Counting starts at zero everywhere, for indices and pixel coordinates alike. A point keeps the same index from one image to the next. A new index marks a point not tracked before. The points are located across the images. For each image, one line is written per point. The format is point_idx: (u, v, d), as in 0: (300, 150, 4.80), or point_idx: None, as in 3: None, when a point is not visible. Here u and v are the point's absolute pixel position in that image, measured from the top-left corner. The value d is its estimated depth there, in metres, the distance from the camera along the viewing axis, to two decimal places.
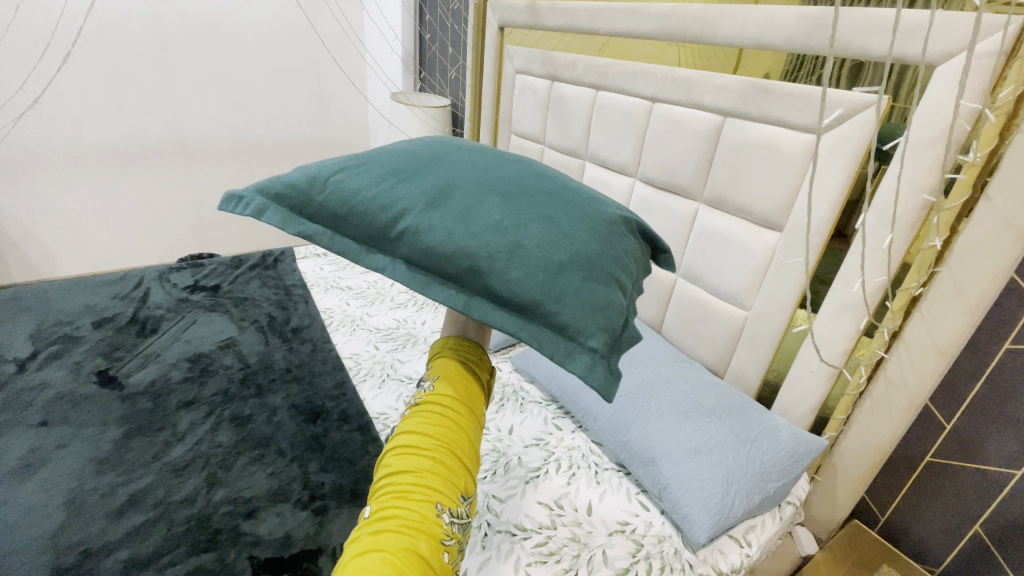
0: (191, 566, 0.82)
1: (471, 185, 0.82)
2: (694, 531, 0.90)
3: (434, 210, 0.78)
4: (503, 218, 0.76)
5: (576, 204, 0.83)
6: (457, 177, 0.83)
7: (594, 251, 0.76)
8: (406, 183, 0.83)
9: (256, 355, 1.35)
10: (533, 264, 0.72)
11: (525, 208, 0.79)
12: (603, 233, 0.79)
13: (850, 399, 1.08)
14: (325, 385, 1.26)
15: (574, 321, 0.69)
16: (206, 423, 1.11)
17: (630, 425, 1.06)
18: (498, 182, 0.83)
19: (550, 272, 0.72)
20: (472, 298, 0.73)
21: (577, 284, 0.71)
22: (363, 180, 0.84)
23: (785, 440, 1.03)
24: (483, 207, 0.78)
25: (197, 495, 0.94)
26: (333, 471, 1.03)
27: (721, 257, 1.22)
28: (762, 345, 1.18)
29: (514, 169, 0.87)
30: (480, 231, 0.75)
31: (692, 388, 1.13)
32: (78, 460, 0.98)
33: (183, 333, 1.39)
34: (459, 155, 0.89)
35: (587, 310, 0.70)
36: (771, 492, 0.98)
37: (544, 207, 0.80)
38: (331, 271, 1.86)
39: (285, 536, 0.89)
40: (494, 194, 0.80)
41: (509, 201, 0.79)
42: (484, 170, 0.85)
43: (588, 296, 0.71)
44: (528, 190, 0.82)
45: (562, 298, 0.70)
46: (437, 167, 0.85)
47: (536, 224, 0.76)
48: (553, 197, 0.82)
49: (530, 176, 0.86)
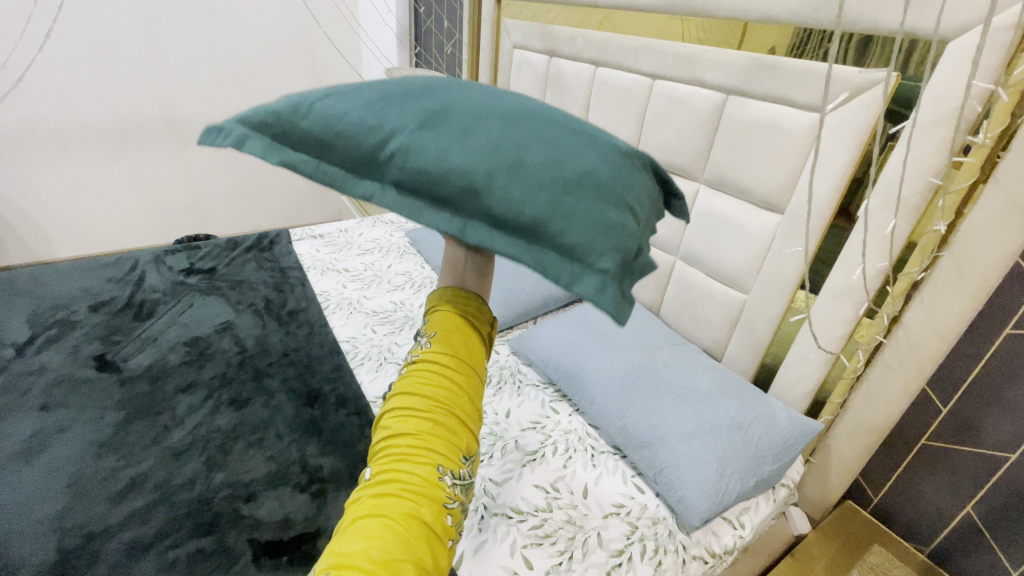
0: (193, 548, 0.83)
1: (467, 100, 0.68)
2: (688, 513, 0.91)
3: (421, 123, 0.65)
4: (507, 131, 0.64)
5: (585, 127, 0.71)
6: (450, 91, 0.69)
7: (607, 173, 0.65)
8: (386, 102, 0.68)
9: (253, 338, 1.35)
10: (536, 180, 0.61)
11: (529, 125, 0.66)
12: (618, 156, 0.69)
13: (847, 382, 1.07)
14: (323, 368, 1.27)
15: (583, 242, 0.59)
16: (205, 406, 1.12)
17: (626, 409, 1.06)
18: (496, 99, 0.69)
19: (558, 189, 0.61)
20: (468, 222, 0.61)
21: (588, 203, 0.61)
22: (334, 96, 0.69)
23: (780, 423, 1.03)
24: (479, 118, 0.65)
25: (197, 478, 0.95)
26: (331, 453, 1.04)
27: (721, 240, 1.20)
28: (760, 328, 1.18)
29: (514, 90, 0.75)
30: (478, 145, 0.62)
31: (690, 372, 1.12)
32: (79, 445, 0.99)
33: (179, 317, 1.40)
34: (450, 71, 0.76)
35: (600, 231, 0.60)
36: (766, 475, 0.98)
37: (550, 127, 0.67)
38: (327, 252, 1.84)
39: (284, 518, 0.90)
40: (494, 105, 0.67)
41: (510, 115, 0.67)
42: (481, 86, 0.73)
43: (600, 214, 0.61)
44: (531, 105, 0.70)
45: (571, 218, 0.60)
46: (426, 81, 0.72)
47: (541, 142, 0.65)
48: (561, 115, 0.71)
49: (532, 98, 0.73)
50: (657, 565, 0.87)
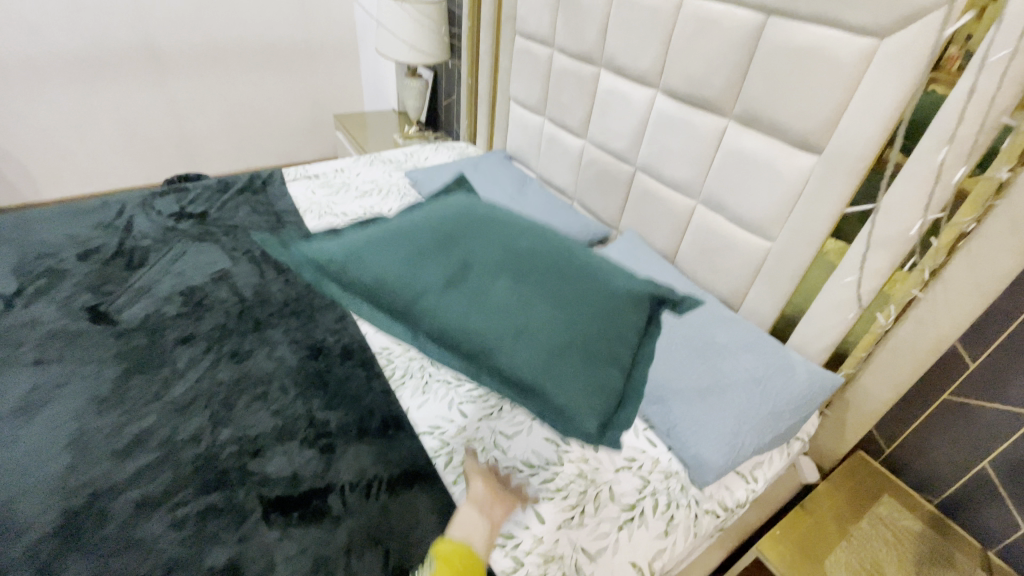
0: (202, 505, 0.82)
1: (488, 263, 1.11)
2: (702, 469, 0.90)
3: (452, 290, 1.07)
4: (515, 301, 1.03)
5: (580, 283, 1.06)
6: (474, 258, 1.12)
7: (592, 333, 0.98)
8: (430, 261, 1.13)
9: (251, 288, 1.29)
10: (536, 347, 0.97)
11: (532, 282, 1.06)
12: (600, 311, 1.01)
13: (872, 337, 1.02)
14: (326, 319, 1.22)
15: (571, 402, 0.92)
16: (205, 359, 1.09)
17: (640, 363, 1.02)
18: (511, 263, 1.10)
19: (554, 356, 0.96)
20: (484, 375, 1.01)
21: (574, 370, 0.94)
22: (402, 256, 1.14)
23: (799, 378, 1.00)
24: (497, 283, 1.06)
25: (202, 434, 0.93)
26: (338, 408, 1.01)
27: (749, 183, 1.11)
28: (784, 278, 1.11)
29: (528, 240, 1.16)
30: (495, 299, 1.03)
31: (707, 323, 1.07)
32: (79, 400, 0.97)
33: (172, 266, 1.34)
34: (475, 228, 1.21)
35: (585, 393, 0.93)
36: (782, 430, 0.95)
37: (553, 287, 1.05)
38: (324, 194, 1.74)
39: (293, 474, 0.88)
40: (505, 273, 1.08)
41: (518, 284, 1.06)
42: (500, 247, 1.15)
43: (586, 379, 0.94)
44: (535, 268, 1.09)
45: (562, 385, 0.93)
46: (459, 244, 1.16)
47: (542, 305, 1.01)
48: (556, 257, 1.13)
49: (536, 251, 1.13)
50: (669, 521, 0.87)
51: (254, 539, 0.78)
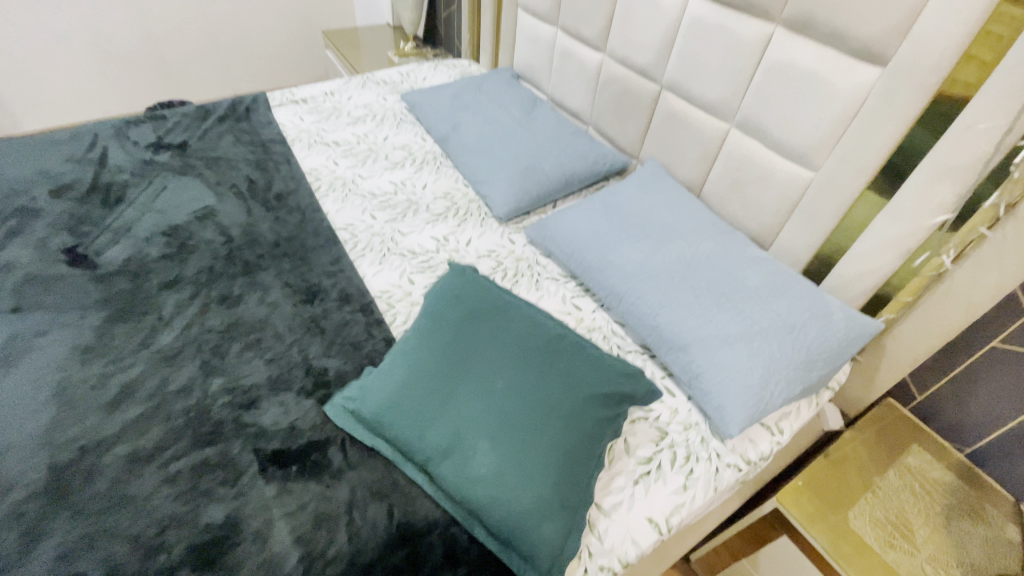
0: (197, 459, 0.78)
1: (479, 410, 0.79)
2: (725, 422, 0.83)
3: (451, 444, 0.77)
4: (490, 474, 0.74)
5: (574, 427, 0.77)
6: (468, 398, 0.80)
7: (564, 489, 0.73)
8: (416, 390, 0.83)
9: (239, 227, 1.20)
10: (497, 501, 0.73)
11: (513, 455, 0.75)
12: (579, 452, 0.76)
13: (922, 280, 0.91)
14: (321, 261, 1.13)
15: (529, 547, 0.70)
16: (193, 305, 1.02)
17: (661, 308, 0.94)
18: (504, 407, 0.79)
19: (516, 508, 0.72)
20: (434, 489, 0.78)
21: (538, 526, 0.71)
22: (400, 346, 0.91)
23: (836, 324, 0.91)
24: (478, 453, 0.76)
25: (193, 385, 0.88)
26: (336, 356, 0.95)
27: (794, 103, 0.97)
28: (825, 213, 1.00)
29: (534, 375, 0.82)
30: (470, 490, 0.74)
31: (736, 265, 0.98)
32: (60, 350, 0.91)
33: (152, 203, 1.23)
34: (485, 334, 0.87)
35: (546, 540, 0.70)
36: (814, 380, 0.88)
37: (538, 448, 0.75)
38: (313, 121, 1.58)
39: (291, 427, 0.83)
40: (491, 435, 0.77)
41: (501, 450, 0.75)
42: (497, 371, 0.82)
43: (550, 529, 0.71)
44: (522, 424, 0.77)
45: (521, 532, 0.71)
46: (457, 394, 0.81)
47: (515, 474, 0.74)
48: (550, 414, 0.78)
49: (545, 389, 0.80)
50: (688, 474, 0.82)
51: (252, 494, 0.75)
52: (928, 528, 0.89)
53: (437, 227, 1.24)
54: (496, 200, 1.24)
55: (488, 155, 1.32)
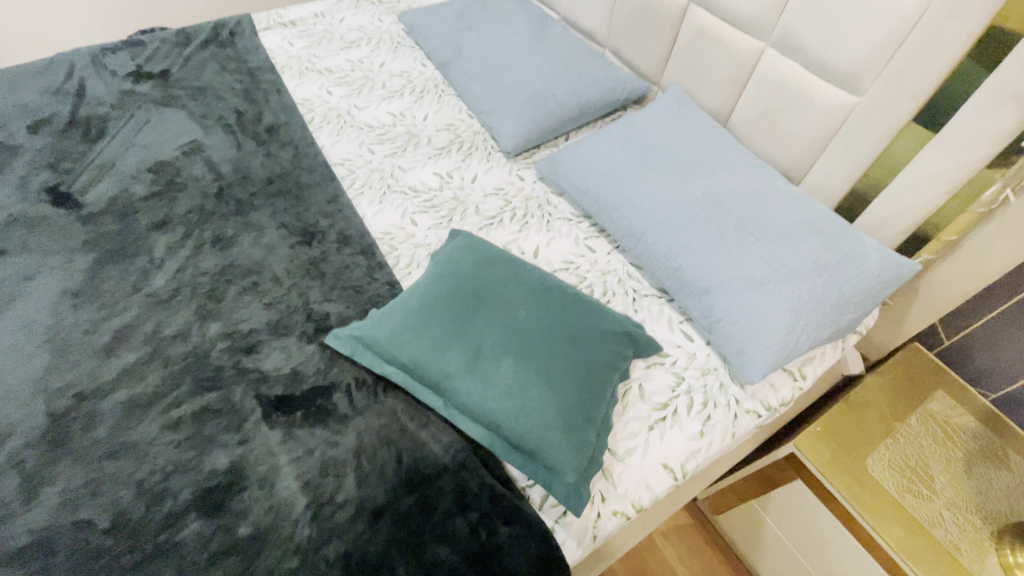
0: (198, 406, 0.75)
1: (504, 333, 0.77)
2: (746, 367, 0.79)
3: (475, 367, 0.75)
4: (515, 390, 0.72)
5: (596, 351, 0.77)
6: (492, 323, 0.79)
7: (589, 404, 0.73)
8: (436, 314, 0.80)
9: (229, 163, 1.12)
10: (524, 415, 0.71)
11: (541, 370, 0.74)
12: (603, 372, 0.76)
13: (970, 218, 0.84)
14: (317, 200, 1.06)
15: (554, 458, 0.69)
16: (185, 247, 0.96)
17: (683, 249, 0.88)
18: (529, 331, 0.78)
19: (543, 422, 0.70)
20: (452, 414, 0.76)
21: (565, 436, 0.69)
22: (412, 283, 0.87)
23: (871, 267, 0.84)
24: (501, 372, 0.74)
25: (190, 330, 0.84)
26: (338, 300, 0.91)
27: (842, 15, 0.85)
28: (867, 144, 0.91)
29: (556, 305, 0.81)
30: (495, 406, 0.72)
31: (765, 203, 0.90)
32: (50, 294, 0.87)
33: (135, 138, 1.15)
34: (501, 268, 0.86)
35: (574, 450, 0.69)
36: (843, 325, 0.83)
37: (563, 366, 0.74)
38: (303, 47, 1.45)
39: (294, 372, 0.80)
40: (514, 352, 0.75)
41: (525, 367, 0.74)
42: (518, 300, 0.82)
43: (578, 440, 0.70)
44: (546, 346, 0.76)
45: (548, 444, 0.69)
46: (476, 317, 0.79)
47: (543, 389, 0.72)
48: (573, 339, 0.77)
49: (568, 317, 0.80)
50: (705, 420, 0.79)
51: (256, 441, 0.72)
52: (949, 475, 0.87)
53: (440, 162, 1.15)
54: (503, 132, 1.14)
55: (494, 81, 1.21)
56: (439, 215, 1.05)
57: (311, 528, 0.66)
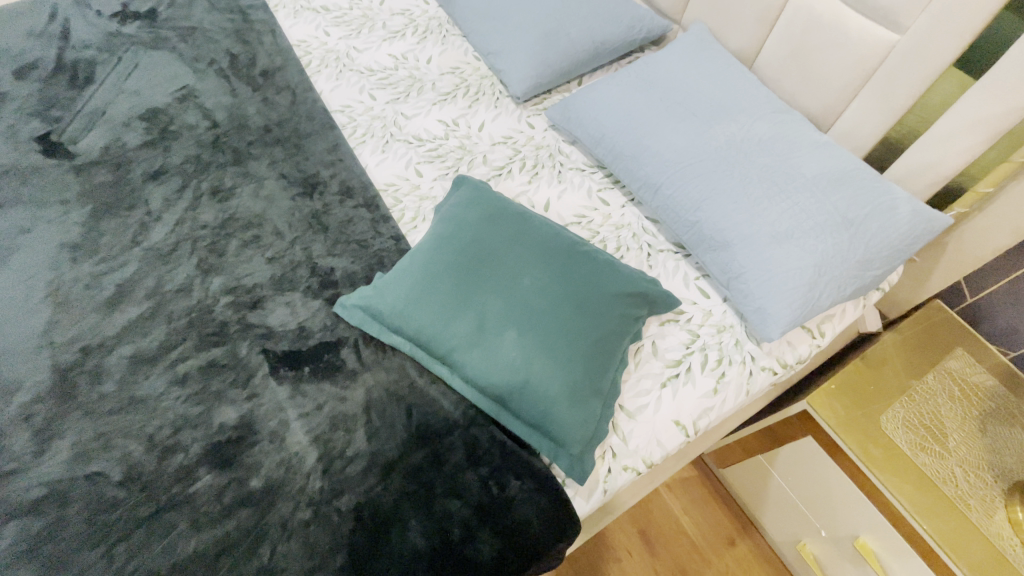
0: (204, 361, 0.74)
1: (509, 303, 0.74)
2: (765, 324, 0.77)
3: (480, 339, 0.73)
4: (518, 363, 0.70)
5: (605, 320, 0.74)
6: (496, 292, 0.75)
7: (596, 377, 0.71)
8: (439, 283, 0.77)
9: (224, 110, 1.06)
10: (529, 391, 0.69)
11: (546, 344, 0.71)
12: (612, 342, 0.73)
13: (1008, 169, 0.78)
14: (317, 149, 1.02)
15: (560, 432, 0.68)
16: (183, 198, 0.93)
17: (702, 203, 0.83)
18: (535, 300, 0.74)
19: (548, 398, 0.69)
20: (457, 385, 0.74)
21: (571, 412, 0.68)
22: (414, 246, 0.84)
23: (901, 218, 0.80)
24: (506, 345, 0.72)
25: (192, 285, 0.82)
26: (342, 255, 0.88)
27: None
28: (904, 88, 0.84)
29: (565, 270, 0.77)
30: (498, 376, 0.70)
31: (791, 153, 0.85)
32: (48, 248, 0.85)
33: (125, 83, 1.09)
34: (508, 230, 0.82)
35: (579, 424, 0.68)
36: (867, 281, 0.80)
37: (570, 339, 0.72)
38: None
39: (300, 328, 0.79)
40: (519, 323, 0.73)
41: (530, 337, 0.72)
42: (525, 266, 0.78)
43: (583, 415, 0.69)
44: (553, 316, 0.73)
45: (554, 418, 0.68)
46: (481, 285, 0.76)
47: (549, 363, 0.70)
48: (581, 308, 0.74)
49: (576, 283, 0.76)
50: (719, 377, 0.77)
51: (264, 396, 0.72)
52: (963, 432, 0.87)
53: (445, 109, 1.09)
54: (511, 76, 1.07)
55: (502, 19, 1.13)
56: (445, 166, 1.00)
57: (322, 482, 0.66)
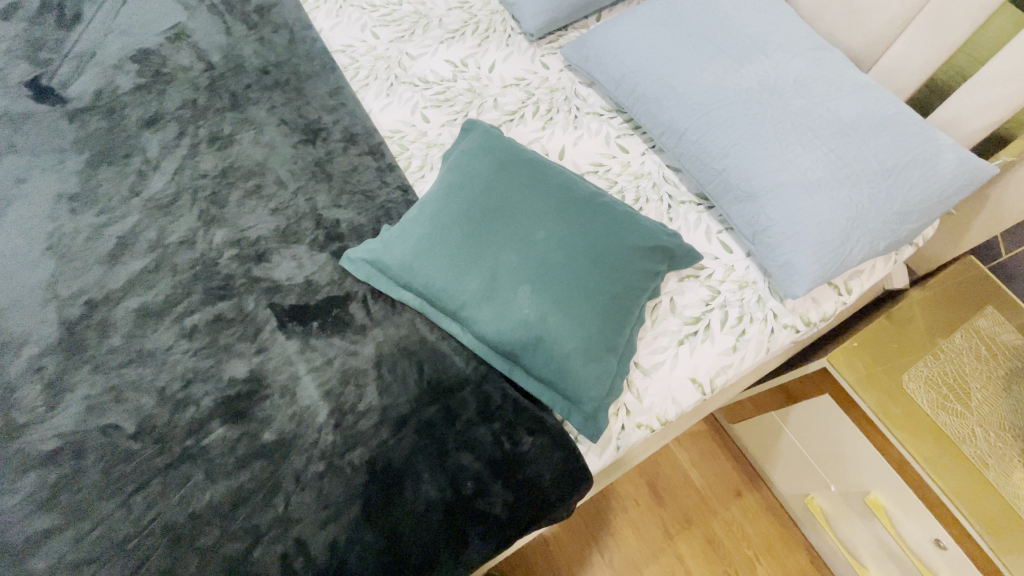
0: (211, 315, 0.73)
1: (522, 257, 0.71)
2: (789, 280, 0.73)
3: (493, 294, 0.70)
4: (532, 319, 0.68)
5: (622, 275, 0.71)
6: (509, 246, 0.72)
7: (612, 334, 0.68)
8: (449, 237, 0.74)
9: (219, 51, 1.00)
10: (542, 348, 0.68)
11: (561, 300, 0.68)
12: (628, 298, 0.70)
13: None
14: (319, 93, 0.96)
15: (574, 389, 0.67)
16: (181, 146, 0.89)
17: (730, 149, 0.78)
18: (550, 254, 0.71)
19: (562, 355, 0.67)
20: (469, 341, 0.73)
21: (584, 369, 0.66)
22: (423, 197, 0.80)
23: (945, 166, 0.74)
24: (519, 300, 0.69)
25: (195, 237, 0.80)
26: (348, 206, 0.84)
27: None
28: (956, 22, 0.76)
29: (581, 222, 0.73)
30: (511, 331, 0.68)
31: (830, 93, 0.78)
32: (45, 198, 0.82)
33: (114, 22, 1.02)
34: (522, 180, 0.77)
35: (593, 381, 0.66)
36: (903, 234, 0.75)
37: (586, 295, 0.69)
38: None
39: (307, 282, 0.76)
40: (531, 278, 0.70)
41: (545, 292, 0.69)
42: (539, 218, 0.74)
43: (597, 372, 0.67)
44: (568, 270, 0.70)
45: (567, 375, 0.67)
46: (493, 237, 0.73)
47: (563, 319, 0.68)
48: (597, 262, 0.71)
49: (592, 236, 0.72)
50: (739, 335, 0.75)
51: (273, 351, 0.71)
52: (988, 391, 0.84)
53: (453, 48, 1.01)
54: (524, 11, 0.99)
55: None
56: (453, 110, 0.94)
57: (334, 435, 0.66)
